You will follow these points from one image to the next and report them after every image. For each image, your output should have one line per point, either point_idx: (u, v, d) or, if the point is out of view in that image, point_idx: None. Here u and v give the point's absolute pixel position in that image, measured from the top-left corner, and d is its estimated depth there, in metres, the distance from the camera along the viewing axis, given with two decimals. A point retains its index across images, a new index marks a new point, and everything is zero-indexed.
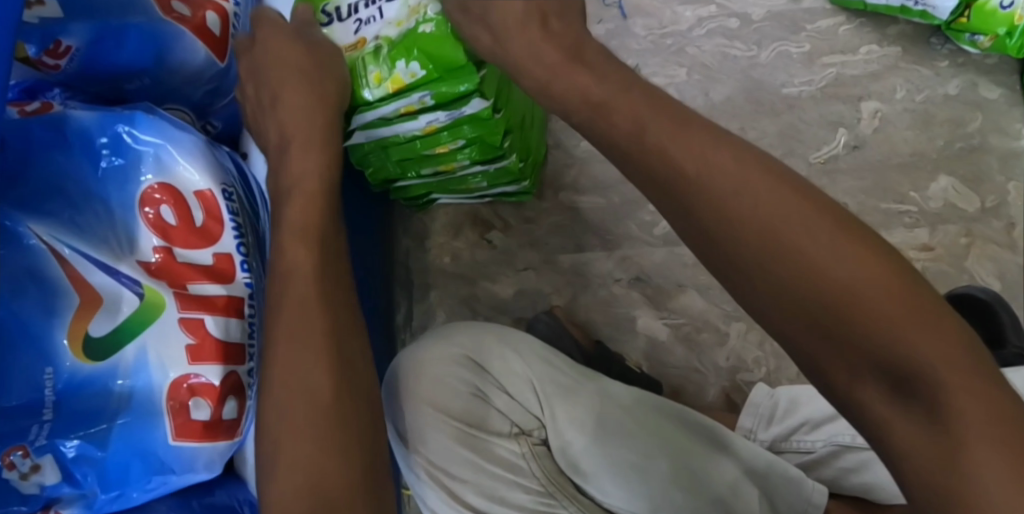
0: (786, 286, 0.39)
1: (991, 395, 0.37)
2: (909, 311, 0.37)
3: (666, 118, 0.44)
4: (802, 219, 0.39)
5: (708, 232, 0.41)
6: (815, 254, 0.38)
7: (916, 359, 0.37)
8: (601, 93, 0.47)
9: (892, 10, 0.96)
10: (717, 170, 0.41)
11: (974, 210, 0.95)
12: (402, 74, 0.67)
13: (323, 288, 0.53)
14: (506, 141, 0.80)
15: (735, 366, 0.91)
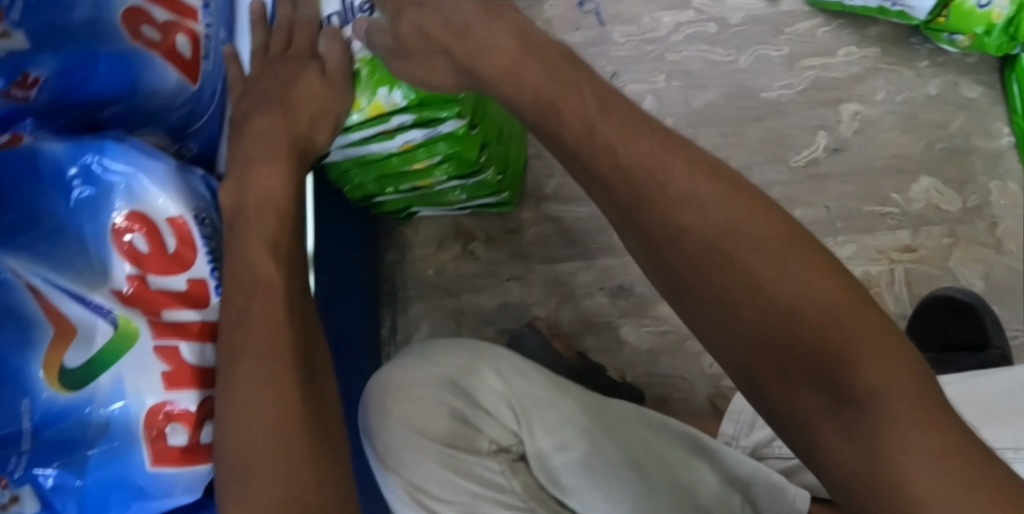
0: (733, 297, 0.41)
1: (927, 416, 0.36)
2: (849, 323, 0.38)
3: (630, 134, 0.45)
4: (747, 238, 0.41)
5: (652, 239, 0.43)
6: (760, 271, 0.40)
7: (853, 372, 0.37)
8: (566, 114, 0.48)
9: (870, 11, 0.96)
10: (680, 183, 0.43)
11: (956, 211, 0.95)
12: (383, 101, 0.67)
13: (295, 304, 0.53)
14: (483, 155, 0.80)
15: (720, 373, 0.91)
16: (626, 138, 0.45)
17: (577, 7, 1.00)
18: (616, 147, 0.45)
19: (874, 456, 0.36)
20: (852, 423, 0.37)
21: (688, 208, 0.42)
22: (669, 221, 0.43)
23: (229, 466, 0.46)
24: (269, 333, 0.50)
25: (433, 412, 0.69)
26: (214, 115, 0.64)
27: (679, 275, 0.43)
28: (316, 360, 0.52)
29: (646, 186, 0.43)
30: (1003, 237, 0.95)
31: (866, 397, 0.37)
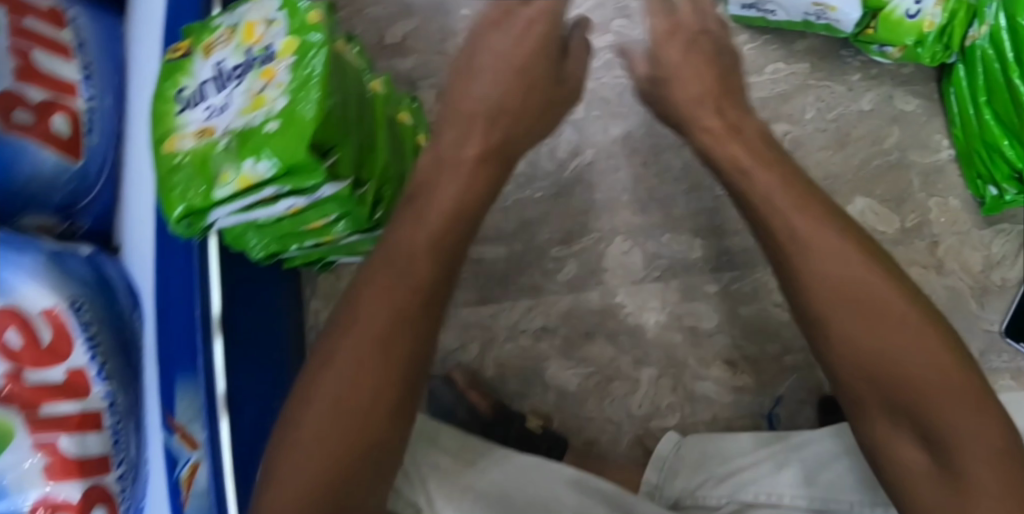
0: (864, 350, 0.53)
1: (1001, 461, 0.49)
2: (948, 387, 0.51)
3: (776, 186, 0.58)
4: (891, 300, 0.54)
5: (791, 272, 0.56)
6: (899, 339, 0.53)
7: (937, 401, 0.51)
8: (729, 151, 0.62)
9: (796, 26, 0.91)
10: (813, 232, 0.56)
11: (894, 232, 0.91)
12: (250, 172, 0.65)
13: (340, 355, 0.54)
14: (377, 212, 0.78)
15: (647, 412, 0.89)
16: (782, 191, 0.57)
17: None
18: (773, 195, 0.57)
19: (940, 463, 0.50)
20: (898, 408, 0.52)
21: (808, 256, 0.55)
22: (798, 267, 0.56)
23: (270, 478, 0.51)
24: (382, 304, 0.54)
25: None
26: (102, 185, 0.77)
27: (821, 326, 0.55)
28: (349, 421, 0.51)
29: (784, 243, 0.57)
30: (943, 257, 0.91)
31: (907, 389, 0.51)
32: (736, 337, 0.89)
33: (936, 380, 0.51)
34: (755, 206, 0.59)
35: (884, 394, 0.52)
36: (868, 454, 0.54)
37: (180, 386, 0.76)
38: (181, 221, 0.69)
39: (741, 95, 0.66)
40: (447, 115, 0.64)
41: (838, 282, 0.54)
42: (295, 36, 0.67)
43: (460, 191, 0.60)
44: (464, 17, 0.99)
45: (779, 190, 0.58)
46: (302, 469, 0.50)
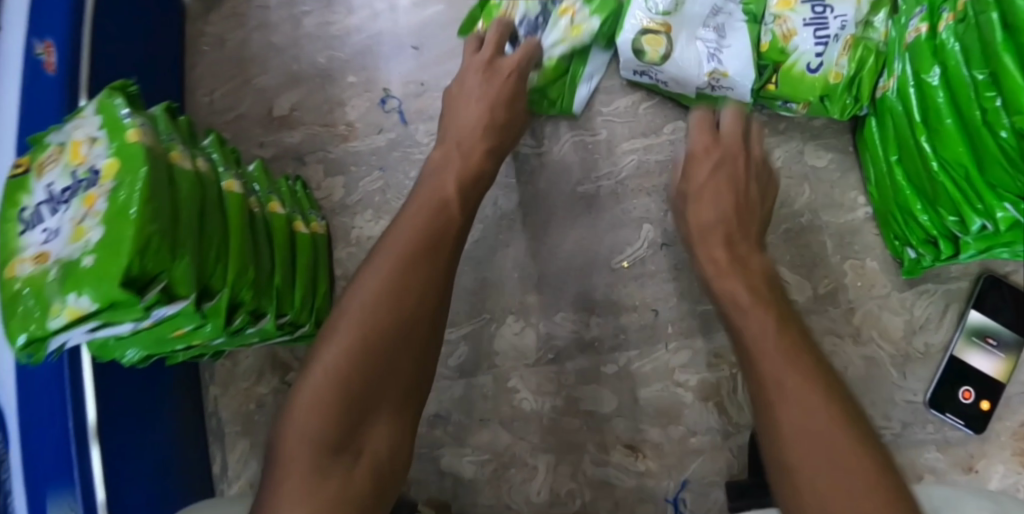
0: (786, 390, 0.57)
1: (874, 495, 0.51)
2: (847, 444, 0.54)
3: (772, 322, 0.63)
4: (799, 382, 0.57)
5: (744, 350, 0.63)
6: (782, 384, 0.58)
7: (823, 470, 0.53)
8: (719, 273, 0.70)
9: (689, 100, 0.87)
10: (776, 371, 0.58)
11: (805, 300, 0.85)
12: (73, 308, 0.63)
13: (342, 383, 0.59)
14: (237, 318, 0.75)
15: (547, 501, 0.85)
16: (752, 312, 0.64)
17: (378, 106, 0.92)
18: (764, 337, 0.62)
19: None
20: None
21: (783, 391, 0.57)
22: (766, 375, 0.59)
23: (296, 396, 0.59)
24: (339, 349, 0.60)
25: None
26: None
27: (760, 385, 0.59)
28: (341, 425, 0.57)
29: (740, 319, 0.64)
30: (861, 324, 0.85)
31: (820, 479, 0.53)
32: (636, 419, 0.84)
33: (853, 459, 0.53)
34: (722, 299, 0.68)
35: (791, 464, 0.55)
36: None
37: (52, 499, 0.74)
38: (22, 350, 0.68)
39: (755, 231, 0.74)
40: (395, 223, 0.69)
41: (791, 424, 0.56)
42: (113, 159, 0.65)
43: (390, 271, 0.64)
44: (351, 84, 0.94)
45: (762, 324, 0.63)
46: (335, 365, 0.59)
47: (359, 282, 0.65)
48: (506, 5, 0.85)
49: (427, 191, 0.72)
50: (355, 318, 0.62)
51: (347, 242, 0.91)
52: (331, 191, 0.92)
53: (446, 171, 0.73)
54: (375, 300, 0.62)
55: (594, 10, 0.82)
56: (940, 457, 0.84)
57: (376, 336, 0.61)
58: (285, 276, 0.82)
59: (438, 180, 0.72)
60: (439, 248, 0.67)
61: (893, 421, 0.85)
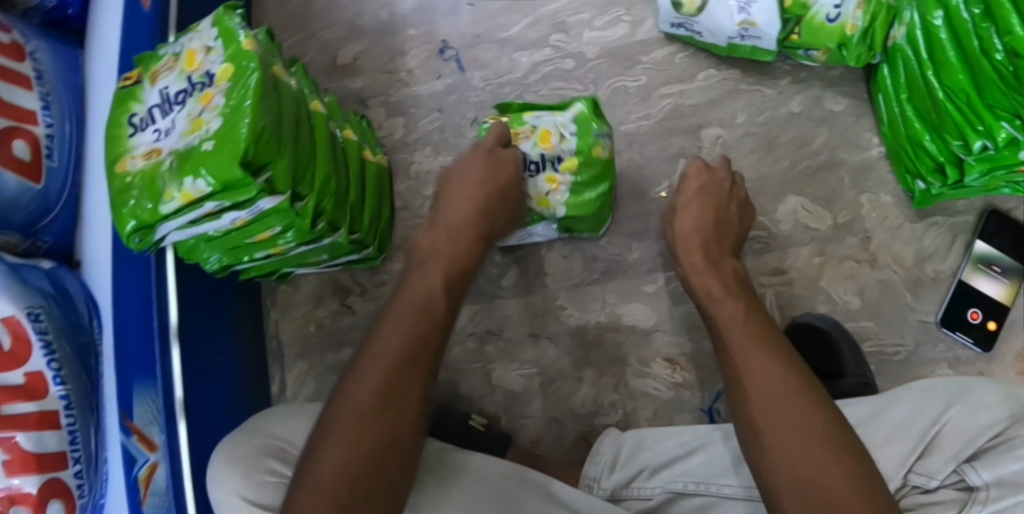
0: (768, 416, 0.64)
1: (844, 460, 0.60)
2: (819, 426, 0.62)
3: (739, 315, 0.73)
4: (778, 384, 0.66)
5: (733, 382, 0.69)
6: (758, 426, 0.64)
7: (784, 433, 0.62)
8: (711, 289, 0.78)
9: (721, 50, 0.96)
10: (746, 352, 0.69)
11: (826, 228, 0.94)
12: (190, 190, 0.69)
13: (349, 464, 0.61)
14: (319, 224, 0.81)
15: (591, 411, 0.92)
16: (731, 318, 0.73)
17: (437, 55, 1.02)
18: (735, 322, 0.72)
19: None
20: (796, 489, 0.60)
21: (748, 367, 0.68)
22: (736, 352, 0.70)
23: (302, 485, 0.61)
24: (345, 445, 0.62)
25: (258, 469, 0.71)
26: (64, 204, 0.82)
27: (748, 427, 0.65)
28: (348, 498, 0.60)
29: (727, 361, 0.70)
30: (876, 250, 0.94)
31: (792, 470, 0.61)
32: (673, 334, 0.92)
33: (809, 427, 0.62)
34: (717, 329, 0.74)
35: (768, 447, 0.63)
36: (761, 481, 0.63)
37: (139, 390, 0.80)
38: (132, 235, 0.73)
39: (730, 241, 0.84)
40: (387, 319, 0.70)
41: (761, 409, 0.65)
42: (228, 64, 0.73)
43: (372, 395, 0.65)
44: (411, 36, 1.03)
45: (733, 320, 0.73)
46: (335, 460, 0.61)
47: (353, 384, 0.66)
48: (522, 133, 0.86)
49: (419, 284, 0.73)
50: (341, 424, 0.63)
51: (407, 175, 1.00)
52: (392, 130, 1.01)
53: (436, 267, 0.75)
54: (374, 395, 0.65)
55: (567, 212, 0.85)
56: (952, 374, 0.91)
57: (377, 432, 0.63)
58: (357, 196, 0.89)
59: (425, 274, 0.74)
60: (427, 337, 0.69)
61: (905, 338, 0.92)
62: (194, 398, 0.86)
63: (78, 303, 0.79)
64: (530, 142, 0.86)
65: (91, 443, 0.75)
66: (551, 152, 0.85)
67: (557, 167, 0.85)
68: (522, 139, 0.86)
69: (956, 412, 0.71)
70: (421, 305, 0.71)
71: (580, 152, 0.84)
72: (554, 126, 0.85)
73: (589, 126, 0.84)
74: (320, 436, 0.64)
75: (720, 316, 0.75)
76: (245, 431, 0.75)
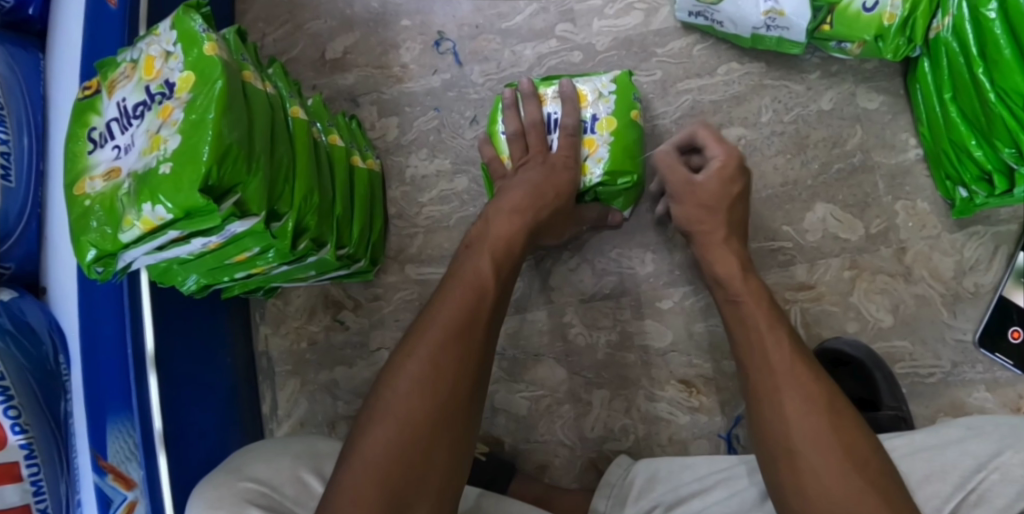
0: (790, 416, 0.57)
1: (874, 483, 0.53)
2: (846, 438, 0.55)
3: (763, 321, 0.63)
4: (799, 381, 0.58)
5: (754, 366, 0.61)
6: (782, 422, 0.57)
7: (811, 439, 0.55)
8: (730, 280, 0.68)
9: (746, 41, 0.87)
10: (787, 369, 0.59)
11: (858, 238, 0.87)
12: (150, 217, 0.63)
13: (408, 413, 0.55)
14: (302, 243, 0.75)
15: (601, 436, 0.86)
16: (770, 328, 0.62)
17: (433, 48, 0.94)
18: (760, 333, 0.62)
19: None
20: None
21: (792, 388, 0.58)
22: (752, 343, 0.62)
23: (356, 436, 0.56)
24: (386, 433, 0.54)
25: None
26: (23, 227, 0.76)
27: (767, 422, 0.58)
28: (412, 461, 0.53)
29: (746, 349, 0.63)
30: (912, 263, 0.86)
31: (821, 484, 0.54)
32: (689, 354, 0.85)
33: (842, 440, 0.55)
34: (734, 315, 0.66)
35: (802, 480, 0.55)
36: (781, 493, 0.56)
37: (112, 427, 0.76)
38: (92, 265, 0.69)
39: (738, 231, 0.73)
40: (434, 300, 0.61)
41: (796, 437, 0.56)
42: (189, 72, 0.66)
43: (443, 344, 0.57)
44: (405, 27, 0.95)
45: (780, 336, 0.62)
46: (395, 410, 0.55)
47: (416, 337, 0.59)
48: (553, 92, 0.82)
49: (467, 266, 0.65)
50: (432, 380, 0.56)
51: (402, 180, 0.93)
52: (386, 131, 0.94)
53: (481, 253, 0.66)
54: (421, 380, 0.56)
55: (606, 171, 0.78)
56: (996, 398, 0.83)
57: (425, 422, 0.55)
58: (345, 208, 0.82)
59: (474, 261, 0.65)
60: (475, 323, 0.60)
61: (942, 359, 0.85)
62: (176, 428, 0.80)
63: (42, 336, 0.74)
64: (558, 104, 0.82)
65: (60, 489, 0.71)
66: (585, 111, 0.80)
67: (592, 129, 0.79)
68: (551, 100, 0.82)
69: (1007, 459, 0.62)
70: (477, 286, 0.62)
71: (620, 111, 0.79)
72: (590, 87, 0.81)
73: (630, 89, 0.80)
74: (384, 378, 0.57)
75: (747, 313, 0.65)
76: (223, 473, 0.67)
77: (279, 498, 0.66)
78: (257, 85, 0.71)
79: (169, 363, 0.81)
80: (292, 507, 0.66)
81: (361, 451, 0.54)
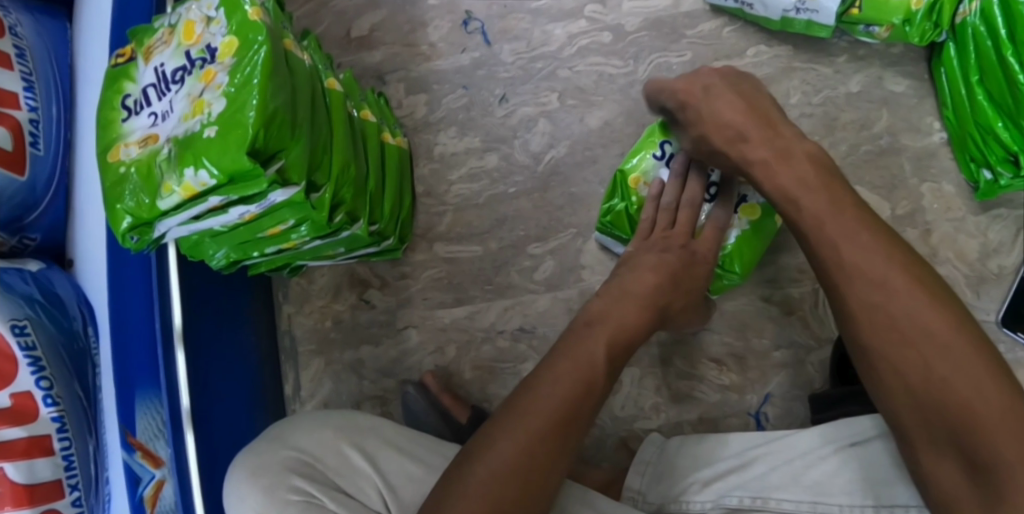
0: (873, 312, 0.54)
1: (976, 358, 0.50)
2: (941, 325, 0.52)
3: (831, 212, 0.59)
4: (885, 287, 0.54)
5: (843, 289, 0.56)
6: (874, 320, 0.54)
7: (893, 335, 0.53)
8: (787, 186, 0.62)
9: (775, 24, 0.87)
10: (862, 260, 0.55)
11: (884, 219, 0.88)
12: (192, 183, 0.62)
13: (554, 406, 0.57)
14: (338, 216, 0.74)
15: (631, 414, 0.87)
16: (835, 220, 0.58)
17: (461, 26, 0.93)
18: (824, 224, 0.58)
19: (974, 472, 0.49)
20: (920, 412, 0.52)
21: (868, 282, 0.54)
22: (830, 254, 0.57)
23: (527, 393, 0.58)
24: (535, 409, 0.57)
25: (281, 486, 0.63)
26: (50, 198, 0.75)
27: (850, 329, 0.56)
28: (554, 440, 0.56)
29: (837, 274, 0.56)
30: (938, 245, 0.87)
31: (914, 375, 0.52)
32: (721, 332, 0.87)
33: (929, 325, 0.52)
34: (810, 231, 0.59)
35: (892, 364, 0.53)
36: (876, 392, 0.54)
37: (141, 403, 0.74)
38: (127, 234, 0.67)
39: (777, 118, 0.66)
40: (580, 321, 0.65)
41: (896, 317, 0.53)
42: (232, 37, 0.65)
43: (588, 357, 0.61)
44: (433, 6, 0.94)
45: (855, 227, 0.57)
46: (551, 389, 0.58)
47: (573, 346, 0.62)
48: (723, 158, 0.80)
49: (632, 283, 0.69)
50: (580, 382, 0.59)
51: (430, 158, 0.92)
52: (414, 109, 0.93)
53: (643, 271, 0.70)
54: (564, 383, 0.58)
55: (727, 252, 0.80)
56: (1021, 376, 0.84)
57: (564, 415, 0.57)
58: (377, 184, 0.81)
59: (636, 278, 0.70)
60: (588, 398, 0.59)
61: None
62: (203, 406, 0.78)
63: (71, 308, 0.73)
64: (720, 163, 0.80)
65: (89, 465, 0.70)
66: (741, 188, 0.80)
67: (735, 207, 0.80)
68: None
69: None
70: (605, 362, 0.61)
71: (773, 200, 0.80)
72: None
73: None
74: (553, 357, 0.61)
75: (824, 219, 0.58)
76: (266, 442, 0.68)
77: (321, 469, 0.66)
78: (295, 55, 0.70)
79: (195, 340, 0.79)
80: (334, 478, 0.66)
81: (528, 407, 0.57)
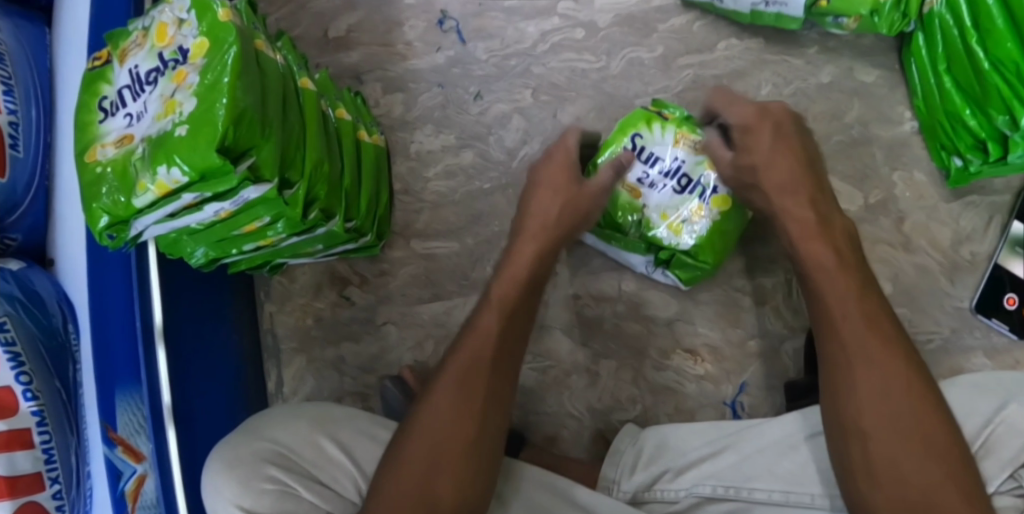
0: (867, 385, 0.59)
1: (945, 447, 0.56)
2: (922, 408, 0.57)
3: (833, 271, 0.65)
4: (881, 361, 0.59)
5: (840, 350, 0.61)
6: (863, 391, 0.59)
7: (882, 406, 0.58)
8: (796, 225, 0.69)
9: (745, 17, 0.89)
10: (854, 323, 0.61)
11: (856, 209, 0.88)
12: (164, 180, 0.64)
13: (466, 381, 0.64)
14: (312, 213, 0.75)
15: (608, 406, 0.88)
16: (842, 280, 0.64)
17: (436, 26, 0.95)
18: (824, 273, 0.65)
19: None
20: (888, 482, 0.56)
21: (865, 353, 0.60)
22: (832, 313, 0.63)
23: (453, 390, 0.64)
24: (458, 395, 0.63)
25: (256, 477, 0.64)
26: (31, 199, 0.76)
27: (839, 393, 0.60)
28: (472, 422, 0.62)
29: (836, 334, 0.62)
30: (911, 233, 0.88)
31: (890, 446, 0.57)
32: (695, 323, 0.88)
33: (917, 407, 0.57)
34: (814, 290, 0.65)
35: (870, 430, 0.58)
36: (849, 453, 0.58)
37: (121, 399, 0.75)
38: (104, 232, 0.69)
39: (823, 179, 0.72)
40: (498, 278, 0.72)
41: (883, 391, 0.58)
42: (203, 38, 0.67)
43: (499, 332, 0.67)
44: (409, 6, 0.95)
45: (846, 289, 0.63)
46: (472, 380, 0.64)
47: (484, 325, 0.67)
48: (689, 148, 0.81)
49: (540, 215, 0.75)
50: (495, 358, 0.65)
51: (407, 156, 0.94)
52: (391, 107, 0.95)
53: (551, 211, 0.75)
54: (479, 362, 0.65)
55: (696, 241, 0.80)
56: (993, 363, 0.85)
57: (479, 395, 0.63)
58: (353, 181, 0.82)
59: (543, 208, 0.75)
60: (501, 371, 0.65)
61: (941, 325, 0.86)
62: (184, 402, 0.79)
63: (52, 306, 0.75)
64: (686, 151, 0.81)
65: (69, 458, 0.71)
66: (709, 176, 0.80)
67: (704, 197, 0.80)
68: (683, 143, 0.81)
69: (1012, 412, 0.63)
70: (526, 276, 0.71)
71: None
72: None
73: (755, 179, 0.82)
74: (476, 351, 0.66)
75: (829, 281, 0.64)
76: (240, 434, 0.68)
77: (295, 458, 0.67)
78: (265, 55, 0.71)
79: (176, 336, 0.80)
80: (309, 468, 0.67)
81: (449, 397, 0.63)
